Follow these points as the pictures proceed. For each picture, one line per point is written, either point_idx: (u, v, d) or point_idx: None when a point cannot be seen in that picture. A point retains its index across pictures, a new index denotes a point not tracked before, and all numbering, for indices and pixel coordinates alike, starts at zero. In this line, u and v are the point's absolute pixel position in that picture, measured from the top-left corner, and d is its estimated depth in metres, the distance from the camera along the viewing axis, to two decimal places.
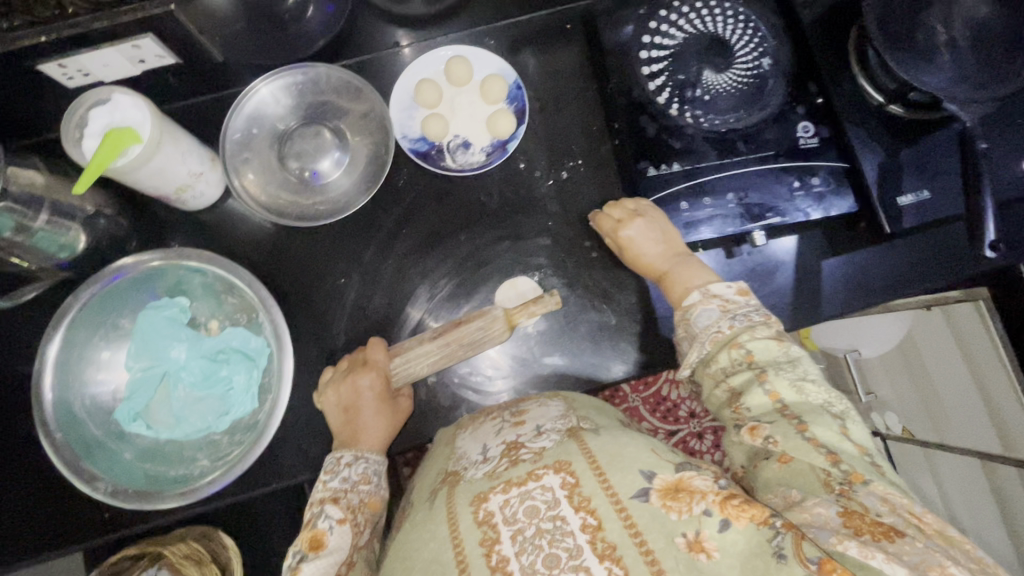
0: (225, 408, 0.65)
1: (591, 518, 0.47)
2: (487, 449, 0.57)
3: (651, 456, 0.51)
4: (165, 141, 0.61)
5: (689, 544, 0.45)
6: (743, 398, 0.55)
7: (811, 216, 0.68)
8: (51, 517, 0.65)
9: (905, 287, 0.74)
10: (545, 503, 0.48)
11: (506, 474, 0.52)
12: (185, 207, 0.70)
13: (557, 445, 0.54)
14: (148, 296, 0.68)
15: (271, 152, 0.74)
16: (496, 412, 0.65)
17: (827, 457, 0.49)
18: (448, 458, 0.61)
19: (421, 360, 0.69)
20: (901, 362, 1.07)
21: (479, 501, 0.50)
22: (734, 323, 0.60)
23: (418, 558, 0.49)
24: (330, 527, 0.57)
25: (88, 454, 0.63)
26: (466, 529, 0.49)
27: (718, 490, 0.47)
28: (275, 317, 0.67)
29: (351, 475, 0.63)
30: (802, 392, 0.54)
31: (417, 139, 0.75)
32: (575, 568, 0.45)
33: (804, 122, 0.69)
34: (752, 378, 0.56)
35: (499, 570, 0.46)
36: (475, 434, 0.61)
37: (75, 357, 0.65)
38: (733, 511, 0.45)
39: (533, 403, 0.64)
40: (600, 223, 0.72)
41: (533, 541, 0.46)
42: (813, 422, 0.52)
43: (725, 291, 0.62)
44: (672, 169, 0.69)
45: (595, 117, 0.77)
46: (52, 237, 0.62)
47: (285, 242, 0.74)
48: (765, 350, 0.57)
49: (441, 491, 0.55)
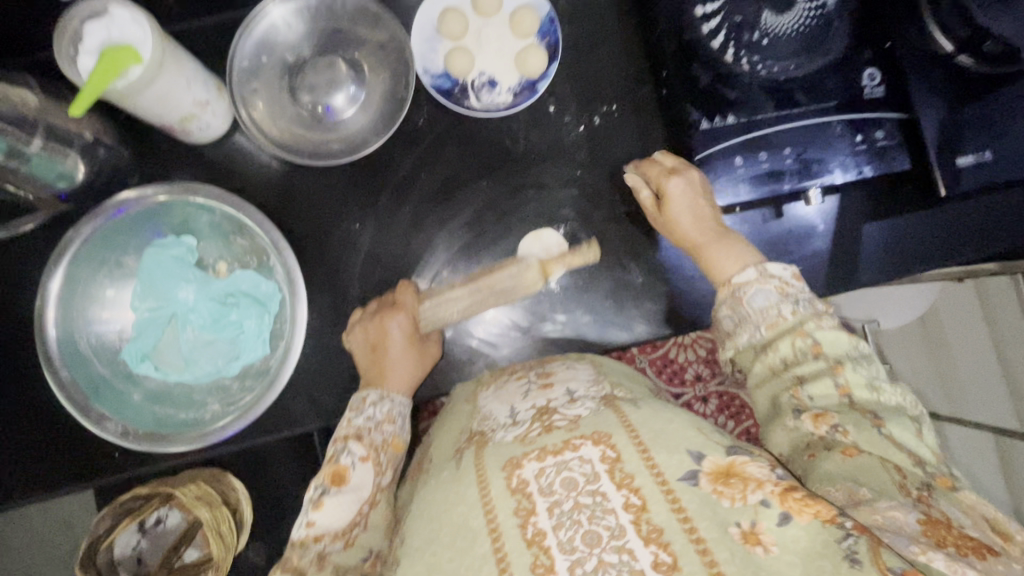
0: (236, 352, 0.63)
1: (635, 498, 0.50)
2: (515, 413, 0.62)
3: (698, 436, 0.55)
4: (168, 62, 0.55)
5: (744, 535, 0.48)
6: (806, 385, 0.58)
7: (866, 174, 0.65)
8: (54, 452, 0.63)
9: (951, 254, 0.70)
10: (584, 476, 0.52)
11: (540, 441, 0.56)
12: (189, 138, 0.65)
13: (592, 414, 0.58)
14: (153, 234, 0.64)
15: (281, 83, 0.69)
16: (521, 368, 0.70)
17: (911, 457, 0.53)
18: (471, 417, 0.66)
19: (452, 307, 0.68)
20: (919, 333, 1.04)
21: (513, 467, 0.54)
22: (797, 308, 0.60)
23: (450, 518, 0.54)
24: (353, 463, 0.61)
25: (95, 393, 0.61)
26: (498, 496, 0.53)
27: (775, 482, 0.50)
28: (286, 260, 0.63)
29: (376, 414, 0.64)
30: (877, 392, 0.58)
31: (440, 76, 0.69)
32: (617, 547, 0.47)
33: (869, 69, 0.65)
34: (824, 368, 0.58)
35: (536, 543, 0.49)
36: (499, 394, 0.66)
37: (78, 294, 0.62)
38: (794, 505, 0.48)
39: (559, 365, 0.68)
40: (645, 170, 0.68)
41: (571, 516, 0.49)
42: (889, 420, 0.56)
43: (785, 273, 0.61)
44: (728, 122, 0.65)
45: (632, 58, 0.72)
46: (49, 164, 0.59)
47: (296, 182, 0.69)
48: (835, 342, 0.59)
49: (467, 451, 0.60)
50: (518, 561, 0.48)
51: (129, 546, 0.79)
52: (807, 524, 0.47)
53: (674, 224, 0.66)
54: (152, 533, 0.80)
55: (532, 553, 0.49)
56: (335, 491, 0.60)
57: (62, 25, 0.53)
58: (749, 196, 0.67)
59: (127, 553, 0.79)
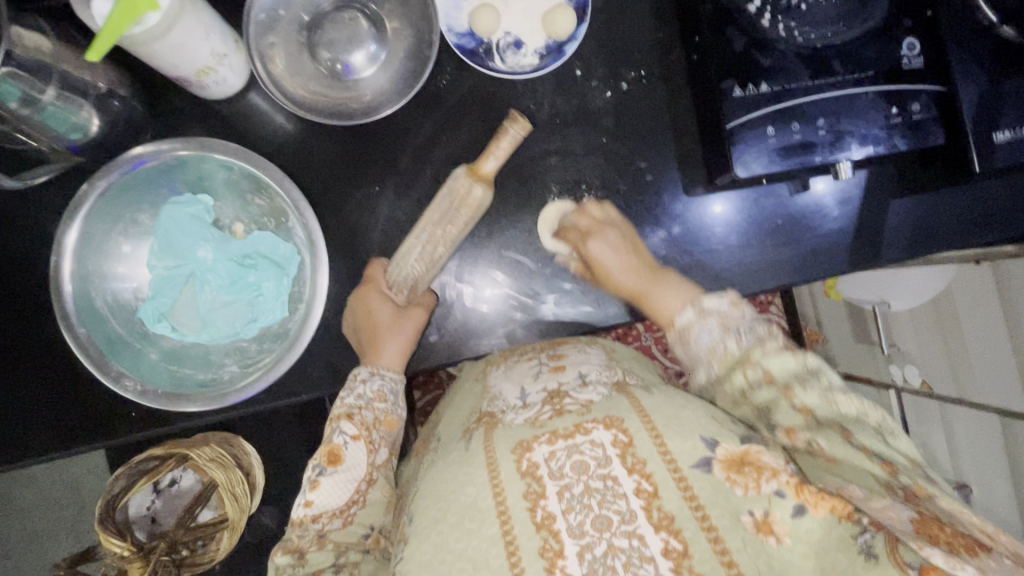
0: (253, 315, 0.62)
1: (647, 484, 0.52)
2: (526, 396, 0.64)
3: (712, 424, 0.56)
4: (187, 9, 0.54)
5: (757, 524, 0.51)
6: (772, 416, 0.58)
7: (901, 148, 0.63)
8: (70, 414, 0.62)
9: (977, 232, 0.70)
10: (595, 459, 0.53)
11: (550, 425, 0.57)
12: (204, 93, 0.63)
13: (604, 400, 0.59)
14: (169, 190, 0.63)
15: (300, 39, 0.66)
16: (530, 352, 0.73)
17: (884, 468, 0.55)
18: (480, 397, 0.69)
19: (410, 258, 0.64)
20: (931, 317, 1.03)
21: (523, 450, 0.56)
22: (741, 339, 0.59)
23: (456, 499, 0.55)
24: (345, 442, 0.62)
25: (113, 351, 0.60)
26: (508, 478, 0.54)
27: (790, 473, 0.52)
28: (307, 222, 0.62)
29: (367, 391, 0.64)
30: (832, 403, 0.57)
31: (464, 35, 0.67)
32: (629, 533, 0.49)
33: (908, 39, 0.63)
34: (776, 396, 0.58)
35: (545, 527, 0.50)
36: (509, 376, 0.69)
37: (94, 250, 0.60)
38: (810, 497, 0.50)
39: (570, 349, 0.72)
40: (566, 235, 0.69)
41: (581, 501, 0.51)
42: (856, 430, 0.57)
43: (721, 306, 0.60)
44: (760, 91, 0.62)
45: (663, 21, 0.70)
46: (63, 114, 0.55)
47: (313, 141, 0.67)
48: (785, 369, 0.58)
49: (477, 433, 0.61)
50: (527, 543, 0.50)
51: (143, 506, 0.80)
52: (822, 516, 0.50)
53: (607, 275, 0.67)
54: (166, 494, 0.81)
55: (541, 538, 0.50)
56: (331, 471, 0.61)
57: None
58: (779, 167, 0.63)
59: (141, 513, 0.79)
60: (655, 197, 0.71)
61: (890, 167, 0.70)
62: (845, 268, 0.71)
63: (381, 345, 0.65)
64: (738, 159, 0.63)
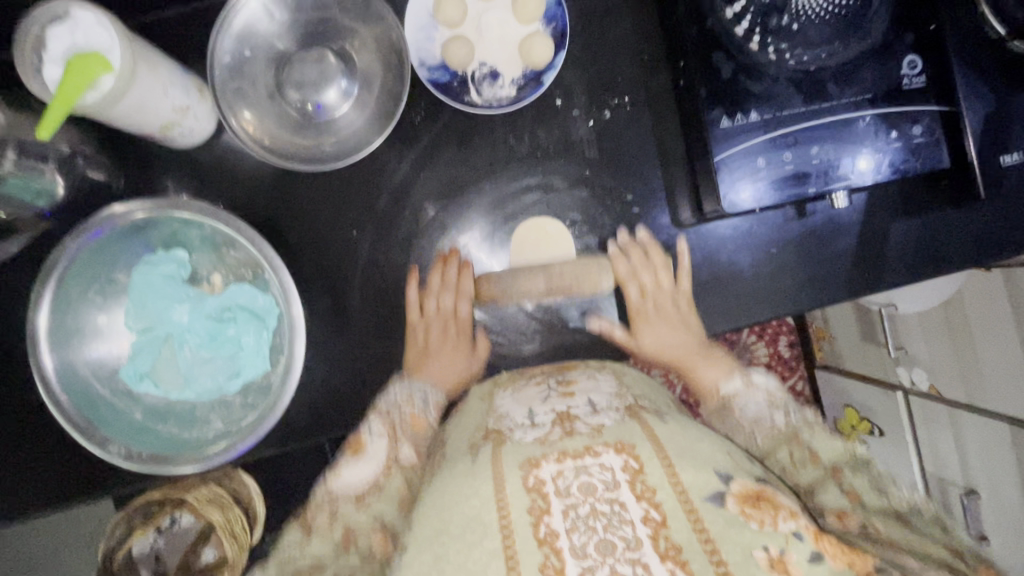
0: (235, 369, 0.62)
1: (655, 513, 0.47)
2: (534, 415, 0.57)
3: (728, 462, 0.52)
4: (140, 69, 0.51)
5: (772, 562, 0.45)
6: (815, 495, 0.56)
7: (900, 171, 0.59)
8: (59, 475, 0.62)
9: (988, 254, 0.66)
10: (603, 483, 0.49)
11: (559, 443, 0.52)
12: (170, 143, 0.60)
13: (617, 425, 0.54)
14: (143, 251, 0.62)
15: (267, 79, 0.64)
16: (539, 376, 0.66)
17: (947, 548, 0.48)
18: (487, 414, 0.61)
19: (518, 288, 0.68)
20: (940, 323, 0.99)
21: (530, 467, 0.51)
22: (790, 418, 0.62)
23: (456, 513, 0.50)
24: (371, 436, 0.61)
25: (96, 414, 0.59)
26: (514, 493, 0.50)
27: (807, 517, 0.48)
28: (282, 278, 0.60)
29: (397, 398, 0.64)
30: (886, 493, 0.53)
31: (437, 68, 0.64)
32: (632, 560, 0.45)
33: (910, 56, 0.59)
34: (824, 477, 0.57)
35: (546, 544, 0.47)
36: (517, 397, 0.61)
37: (69, 316, 0.59)
38: (827, 546, 0.46)
39: (580, 374, 0.64)
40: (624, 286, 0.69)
41: (586, 521, 0.47)
42: (913, 520, 0.51)
43: (768, 384, 0.66)
44: (750, 119, 0.59)
45: (648, 43, 0.66)
46: (25, 182, 0.55)
47: (288, 185, 0.65)
48: (833, 453, 0.58)
49: (483, 448, 0.55)
50: (529, 558, 0.46)
51: (146, 546, 0.79)
52: (841, 568, 0.45)
53: (644, 333, 0.70)
54: (168, 534, 0.79)
55: (542, 554, 0.46)
56: (352, 459, 0.60)
57: (20, 32, 0.49)
58: (770, 200, 0.60)
59: (145, 552, 0.79)
60: (646, 262, 0.68)
61: (894, 187, 0.66)
62: (844, 296, 0.68)
63: (441, 364, 0.70)
64: (726, 191, 0.60)
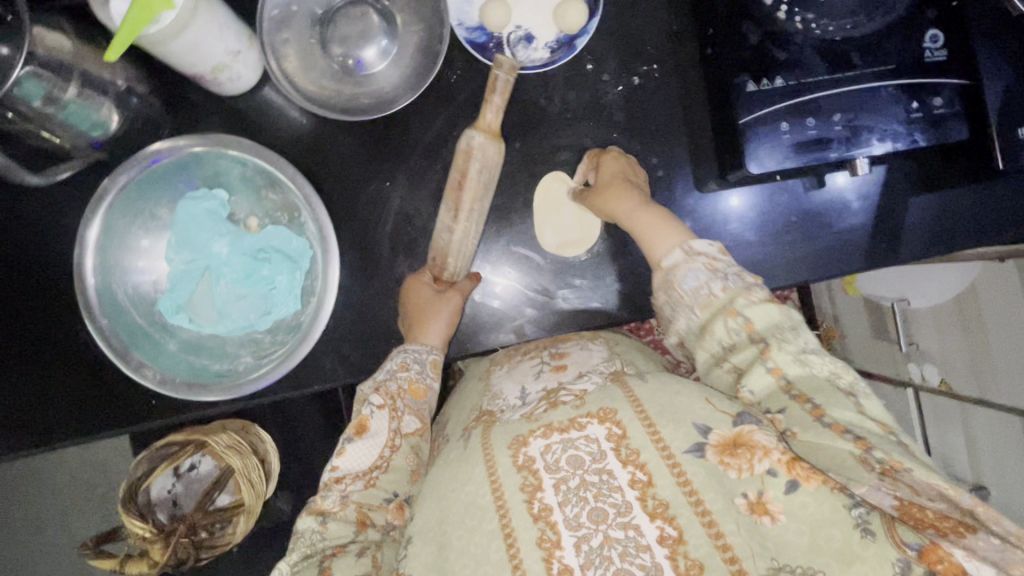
0: (268, 306, 0.64)
1: (641, 475, 0.49)
2: (525, 394, 0.66)
3: (705, 407, 0.52)
4: (200, 9, 0.54)
5: (750, 506, 0.48)
6: (746, 379, 0.54)
7: (920, 142, 0.61)
8: (91, 400, 0.64)
9: (997, 233, 0.68)
10: (590, 455, 0.51)
11: (546, 418, 0.54)
12: (219, 88, 0.63)
13: (599, 390, 0.56)
14: (187, 185, 0.64)
15: (312, 33, 0.67)
16: (534, 350, 0.74)
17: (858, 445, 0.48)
18: (482, 395, 0.70)
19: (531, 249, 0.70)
20: (952, 317, 0.95)
21: (519, 445, 0.53)
22: (729, 284, 0.56)
23: (457, 499, 0.52)
24: (371, 412, 0.62)
25: (133, 341, 0.62)
26: (506, 472, 0.51)
27: (783, 450, 0.49)
28: (319, 216, 0.63)
29: (391, 364, 0.65)
30: (806, 365, 0.53)
31: (475, 29, 0.67)
32: (623, 524, 0.47)
33: (932, 29, 0.61)
34: (755, 356, 0.54)
35: (542, 518, 0.48)
36: (513, 373, 0.71)
37: (114, 242, 0.62)
38: (802, 473, 0.48)
39: (573, 347, 0.74)
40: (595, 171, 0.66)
41: (578, 493, 0.49)
42: (827, 404, 0.51)
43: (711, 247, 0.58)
44: (775, 85, 0.61)
45: (678, 14, 0.69)
46: (84, 112, 0.58)
47: (327, 134, 0.68)
48: (766, 321, 0.54)
49: (476, 430, 0.59)
50: (523, 532, 0.48)
51: (164, 489, 0.83)
52: (814, 489, 0.47)
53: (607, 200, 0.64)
54: (186, 479, 0.83)
55: (538, 528, 0.48)
56: (356, 441, 0.62)
57: None
58: (792, 164, 0.62)
59: (163, 495, 0.82)
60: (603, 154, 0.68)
61: (911, 161, 0.68)
62: (858, 266, 0.69)
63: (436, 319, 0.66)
64: (751, 155, 0.62)
